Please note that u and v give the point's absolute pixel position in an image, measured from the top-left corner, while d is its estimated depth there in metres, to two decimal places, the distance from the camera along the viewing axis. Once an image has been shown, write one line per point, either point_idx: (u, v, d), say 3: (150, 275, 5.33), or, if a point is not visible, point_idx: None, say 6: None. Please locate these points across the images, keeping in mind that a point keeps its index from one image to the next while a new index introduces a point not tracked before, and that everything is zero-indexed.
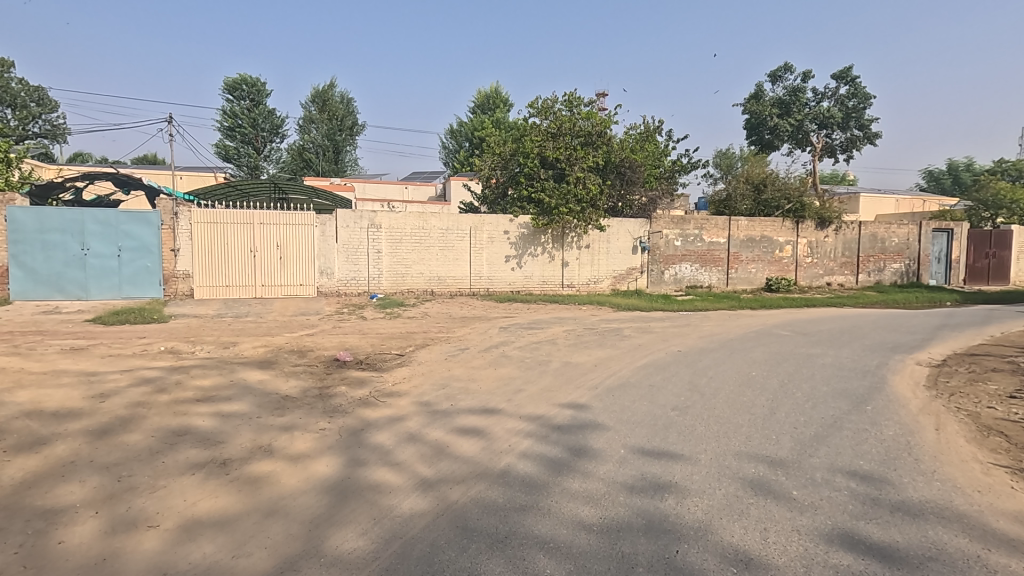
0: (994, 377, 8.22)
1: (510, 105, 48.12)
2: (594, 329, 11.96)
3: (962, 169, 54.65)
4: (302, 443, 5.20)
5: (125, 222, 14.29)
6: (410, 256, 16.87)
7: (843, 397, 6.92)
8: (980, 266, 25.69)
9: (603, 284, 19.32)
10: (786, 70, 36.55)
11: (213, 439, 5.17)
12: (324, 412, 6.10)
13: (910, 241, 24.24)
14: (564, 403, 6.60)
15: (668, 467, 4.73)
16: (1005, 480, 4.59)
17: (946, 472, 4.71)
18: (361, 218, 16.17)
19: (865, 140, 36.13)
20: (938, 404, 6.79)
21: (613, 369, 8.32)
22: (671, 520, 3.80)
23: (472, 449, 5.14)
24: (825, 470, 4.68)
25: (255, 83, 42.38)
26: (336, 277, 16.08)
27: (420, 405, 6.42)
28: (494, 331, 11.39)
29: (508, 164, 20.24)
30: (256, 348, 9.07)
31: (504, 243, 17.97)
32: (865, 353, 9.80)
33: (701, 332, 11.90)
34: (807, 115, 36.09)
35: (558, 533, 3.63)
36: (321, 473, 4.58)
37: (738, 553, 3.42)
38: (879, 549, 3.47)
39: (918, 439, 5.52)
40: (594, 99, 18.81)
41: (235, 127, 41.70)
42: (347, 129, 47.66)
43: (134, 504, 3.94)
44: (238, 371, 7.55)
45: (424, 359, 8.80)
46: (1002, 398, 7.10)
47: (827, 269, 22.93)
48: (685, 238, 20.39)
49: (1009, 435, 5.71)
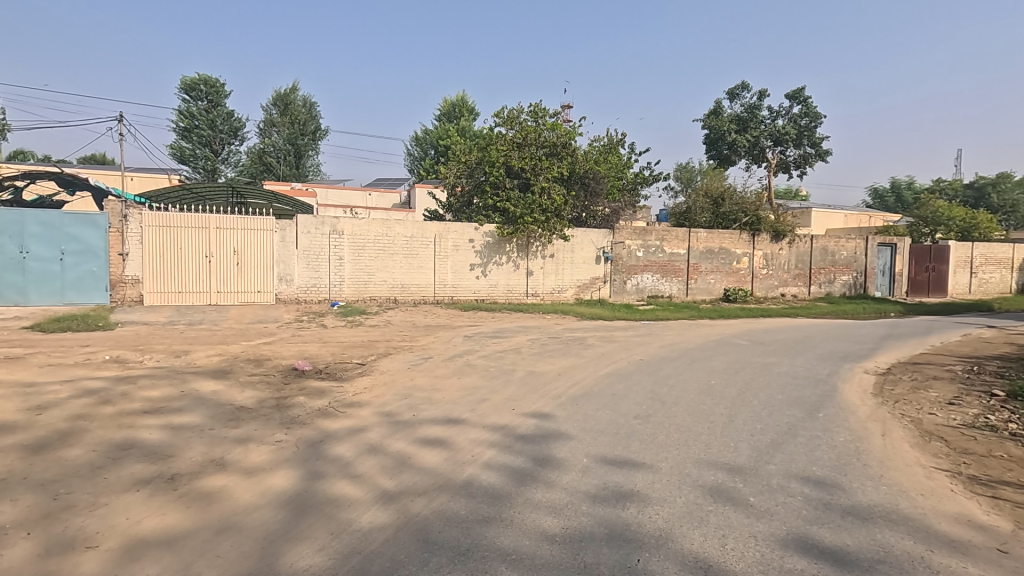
0: (935, 385, 8.65)
1: (477, 113, 48.27)
2: (558, 338, 12.05)
3: (904, 188, 57.89)
4: (258, 456, 5.02)
5: (70, 224, 13.59)
6: (373, 263, 16.62)
7: (798, 405, 7.15)
8: (921, 279, 27.04)
9: (567, 293, 19.50)
10: (744, 87, 37.73)
11: (161, 453, 4.92)
12: (281, 423, 5.90)
13: (858, 254, 25.38)
14: (528, 412, 6.59)
15: (630, 475, 4.79)
16: (945, 484, 4.82)
17: (892, 477, 4.91)
18: (323, 224, 15.86)
19: (817, 157, 37.64)
20: (884, 410, 7.10)
21: (577, 378, 8.37)
22: (633, 529, 3.83)
23: (434, 460, 5.06)
24: (781, 476, 4.82)
25: (215, 84, 41.04)
26: (296, 283, 15.68)
27: (382, 416, 6.30)
28: (458, 340, 11.33)
29: (474, 173, 20.35)
30: (210, 357, 8.75)
31: (469, 252, 17.92)
32: (818, 362, 10.14)
33: (662, 341, 12.12)
34: (762, 132, 37.51)
35: (521, 544, 3.60)
36: (277, 487, 4.42)
37: (699, 560, 3.46)
38: (832, 553, 3.57)
39: (867, 445, 5.74)
40: (560, 111, 19.19)
41: (192, 128, 40.35)
42: (310, 134, 46.72)
43: (72, 523, 3.71)
44: (190, 381, 7.23)
45: (386, 368, 8.65)
46: (942, 404, 7.50)
47: (781, 280, 23.76)
48: (647, 249, 20.78)
49: (948, 440, 6.02)
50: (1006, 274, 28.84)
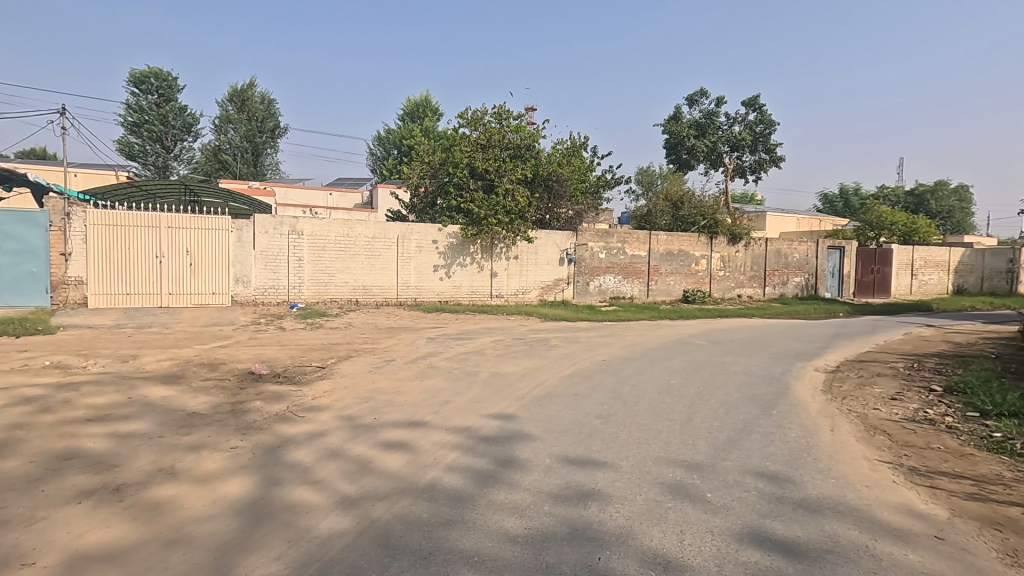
0: (879, 381, 9.08)
1: (440, 114, 48.05)
2: (522, 339, 12.09)
3: (851, 194, 60.57)
4: (212, 463, 4.85)
5: (7, 222, 12.84)
6: (334, 264, 16.29)
7: (753, 403, 7.38)
8: (867, 281, 28.38)
9: (530, 294, 19.61)
10: (703, 94, 38.71)
11: (106, 463, 4.70)
12: (236, 429, 5.72)
13: (809, 257, 26.41)
14: (491, 414, 6.58)
15: (593, 474, 4.84)
16: (888, 475, 5.07)
17: (840, 470, 5.13)
18: (282, 224, 15.45)
19: (771, 163, 38.95)
20: (833, 407, 7.41)
21: (540, 379, 8.41)
22: (595, 527, 3.88)
23: (396, 464, 5.00)
24: (736, 472, 4.97)
25: (167, 77, 39.43)
26: (253, 285, 15.22)
27: (343, 420, 6.18)
28: (421, 342, 11.22)
29: (437, 173, 20.25)
30: (161, 362, 8.39)
31: (433, 253, 17.79)
32: (772, 361, 10.50)
33: (624, 341, 12.31)
34: (720, 138, 38.64)
35: (483, 546, 3.60)
36: (232, 495, 4.28)
37: (658, 557, 3.53)
38: (783, 545, 3.70)
39: (817, 440, 5.98)
40: (523, 113, 19.26)
41: (142, 123, 38.67)
42: (268, 132, 45.49)
43: (7, 540, 3.50)
44: (139, 387, 6.92)
45: (347, 371, 8.49)
46: (885, 400, 7.88)
47: (737, 282, 24.50)
48: (609, 251, 21.08)
49: (891, 433, 6.33)
50: (943, 276, 30.55)
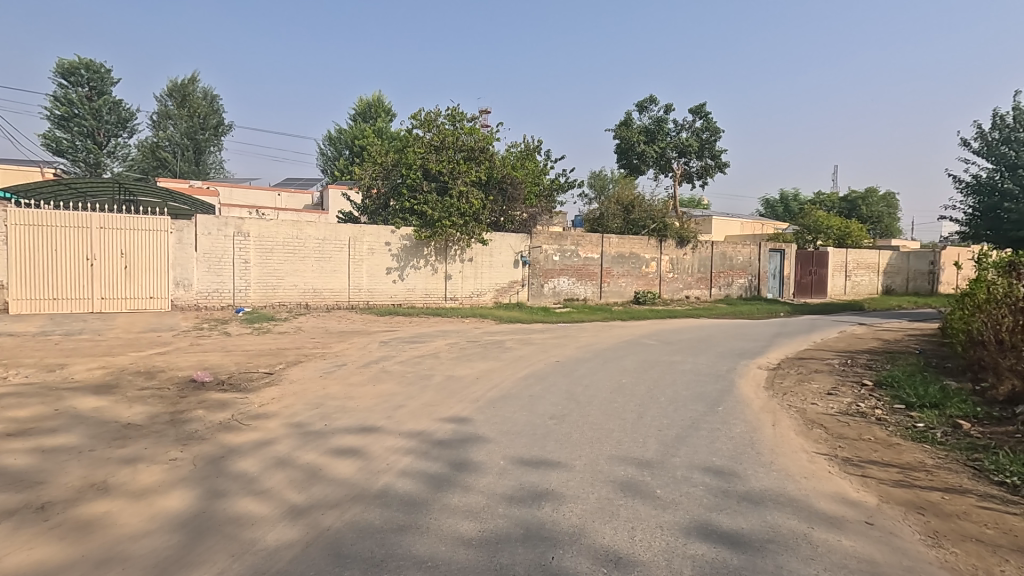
0: (817, 377, 9.57)
1: (393, 114, 47.42)
2: (477, 342, 12.06)
3: (791, 199, 63.51)
4: (149, 476, 4.60)
5: None
6: (282, 266, 15.79)
7: (700, 400, 7.63)
8: (805, 282, 29.86)
9: (485, 296, 19.60)
10: (652, 101, 39.79)
11: (28, 480, 4.37)
12: (176, 440, 5.45)
13: (752, 259, 27.57)
14: (445, 417, 6.53)
15: (546, 475, 4.88)
16: (824, 466, 5.35)
17: (781, 463, 5.38)
18: (227, 225, 14.85)
19: (717, 169, 40.41)
20: (774, 402, 7.76)
21: (495, 381, 8.42)
22: (548, 527, 3.91)
23: (348, 470, 4.89)
24: (684, 467, 5.13)
25: (100, 69, 37.24)
26: (195, 289, 14.58)
27: (291, 427, 5.99)
28: (374, 346, 11.02)
29: (390, 175, 20.01)
30: (91, 371, 7.89)
31: (385, 255, 17.50)
32: (718, 359, 10.89)
33: (577, 343, 12.48)
34: (669, 144, 39.77)
35: (437, 550, 3.56)
36: (171, 509, 4.07)
37: (610, 553, 3.60)
38: (728, 536, 3.84)
39: (759, 434, 6.24)
40: (477, 115, 19.25)
41: (71, 117, 36.32)
42: (211, 129, 43.71)
43: None
44: (67, 398, 6.49)
45: (296, 377, 8.24)
46: (822, 395, 8.31)
47: (686, 284, 25.28)
48: (563, 254, 21.32)
49: (827, 427, 6.68)
50: (874, 277, 32.49)
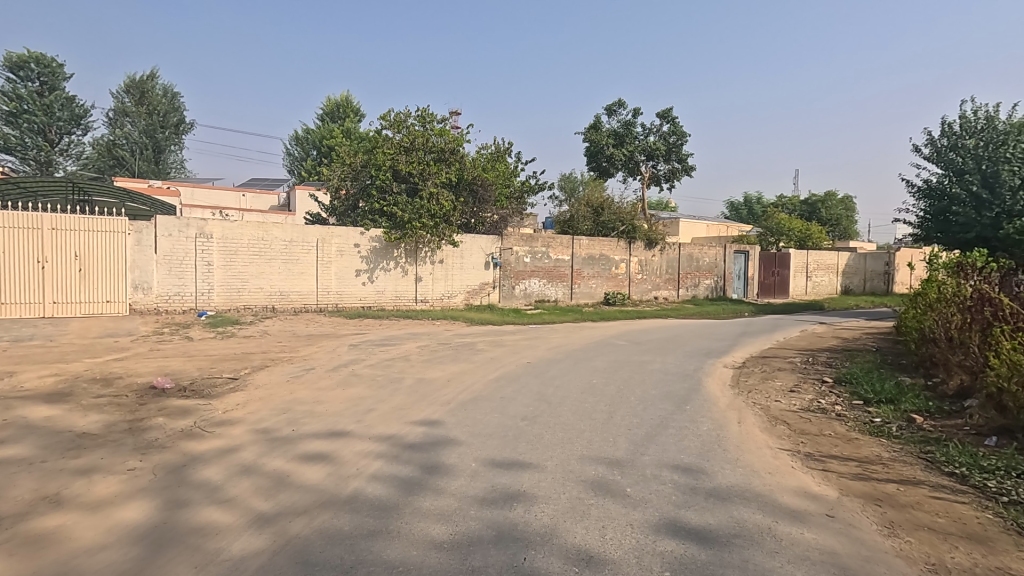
0: (780, 375, 9.85)
1: (362, 115, 46.86)
2: (449, 344, 11.99)
3: (754, 202, 65.21)
4: (105, 488, 4.43)
5: None
6: (247, 269, 15.41)
7: (669, 399, 7.76)
8: (769, 282, 30.71)
9: (456, 298, 19.53)
10: (620, 105, 40.38)
11: None
12: (135, 449, 5.25)
13: (718, 261, 28.21)
14: (416, 420, 6.48)
15: (518, 476, 4.89)
16: (787, 461, 5.51)
17: (746, 459, 5.51)
18: (188, 226, 14.42)
19: (683, 172, 41.20)
20: (740, 400, 7.95)
21: (467, 384, 8.39)
22: (520, 528, 3.92)
23: (316, 476, 4.80)
24: (654, 466, 5.21)
25: (51, 63, 35.64)
26: (154, 292, 14.13)
27: (257, 433, 5.84)
28: (343, 349, 10.85)
29: (359, 176, 19.80)
30: (43, 379, 7.54)
31: (355, 257, 17.26)
32: (686, 359, 11.09)
33: (548, 344, 12.54)
34: (637, 147, 40.38)
35: (408, 555, 3.53)
36: (130, 521, 3.92)
37: (581, 552, 3.63)
38: (696, 532, 3.92)
39: (726, 432, 6.39)
40: (447, 116, 19.20)
41: (19, 113, 34.65)
42: (172, 128, 42.43)
43: None
44: (16, 408, 6.18)
45: (263, 382, 8.05)
46: (785, 392, 8.56)
47: (654, 285, 25.69)
48: (534, 255, 21.39)
49: (790, 423, 6.88)
50: (833, 278, 33.61)
